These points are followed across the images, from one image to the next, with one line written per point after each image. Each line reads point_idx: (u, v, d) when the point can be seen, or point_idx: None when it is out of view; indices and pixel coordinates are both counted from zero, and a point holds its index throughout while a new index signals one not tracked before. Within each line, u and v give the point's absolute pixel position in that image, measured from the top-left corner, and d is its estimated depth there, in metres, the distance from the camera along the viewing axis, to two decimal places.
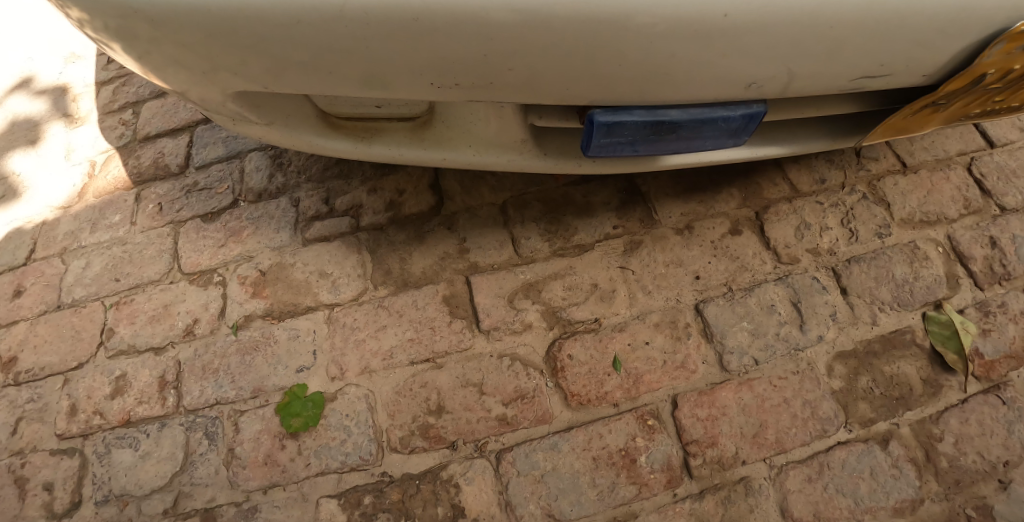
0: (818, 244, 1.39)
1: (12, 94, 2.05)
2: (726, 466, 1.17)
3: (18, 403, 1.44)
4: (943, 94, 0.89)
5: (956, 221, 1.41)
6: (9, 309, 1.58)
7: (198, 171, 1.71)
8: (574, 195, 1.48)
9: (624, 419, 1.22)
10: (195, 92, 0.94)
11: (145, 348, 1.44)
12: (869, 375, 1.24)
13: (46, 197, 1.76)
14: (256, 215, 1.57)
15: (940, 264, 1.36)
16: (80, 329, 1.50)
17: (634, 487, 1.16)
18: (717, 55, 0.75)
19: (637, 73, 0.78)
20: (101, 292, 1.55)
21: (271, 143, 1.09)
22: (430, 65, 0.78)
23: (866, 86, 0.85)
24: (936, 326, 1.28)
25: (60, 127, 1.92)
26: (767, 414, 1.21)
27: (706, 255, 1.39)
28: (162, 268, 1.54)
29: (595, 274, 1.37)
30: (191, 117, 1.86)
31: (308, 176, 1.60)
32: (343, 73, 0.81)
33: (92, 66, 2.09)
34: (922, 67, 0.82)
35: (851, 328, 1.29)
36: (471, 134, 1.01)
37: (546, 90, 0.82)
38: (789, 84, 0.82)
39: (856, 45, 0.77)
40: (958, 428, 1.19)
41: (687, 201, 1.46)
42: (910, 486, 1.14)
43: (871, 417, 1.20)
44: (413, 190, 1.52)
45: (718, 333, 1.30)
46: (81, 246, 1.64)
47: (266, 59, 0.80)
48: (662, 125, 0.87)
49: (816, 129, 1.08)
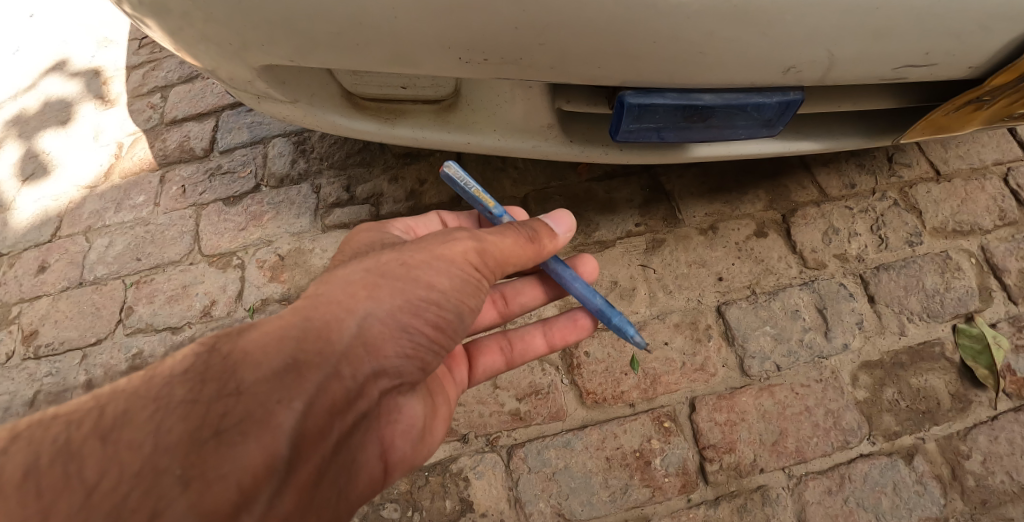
0: (846, 249, 1.36)
1: (47, 76, 2.09)
2: (744, 473, 1.14)
3: (37, 376, 1.45)
4: (987, 89, 0.86)
5: (990, 232, 1.36)
6: (33, 285, 1.60)
7: (222, 155, 1.72)
8: (597, 191, 1.47)
9: (639, 420, 1.20)
10: (224, 69, 0.94)
11: (162, 327, 1.44)
12: (895, 387, 1.20)
13: (73, 176, 1.79)
14: (278, 201, 1.57)
15: (972, 275, 1.31)
16: (100, 306, 1.52)
17: (647, 490, 1.13)
18: (757, 36, 0.73)
19: (672, 52, 0.76)
20: (123, 271, 1.56)
21: (295, 124, 1.09)
22: (458, 37, 0.77)
23: (907, 76, 0.82)
24: (966, 339, 1.23)
25: (90, 108, 1.96)
26: (788, 422, 1.18)
27: (729, 257, 1.36)
28: (183, 249, 1.55)
29: (616, 271, 1.36)
30: (218, 102, 1.87)
31: (330, 162, 1.61)
32: (370, 47, 0.80)
33: (123, 50, 2.12)
34: (969, 58, 0.80)
35: (878, 337, 1.25)
36: (497, 118, 1.00)
37: (577, 69, 0.80)
38: (829, 71, 0.80)
39: (902, 31, 0.74)
40: (987, 446, 1.14)
41: (712, 201, 1.43)
42: (935, 503, 1.10)
43: (896, 430, 1.16)
44: (434, 181, 1.51)
45: (740, 336, 1.27)
46: (105, 225, 1.66)
47: (294, 33, 0.80)
48: (694, 109, 0.85)
49: (851, 126, 1.06)
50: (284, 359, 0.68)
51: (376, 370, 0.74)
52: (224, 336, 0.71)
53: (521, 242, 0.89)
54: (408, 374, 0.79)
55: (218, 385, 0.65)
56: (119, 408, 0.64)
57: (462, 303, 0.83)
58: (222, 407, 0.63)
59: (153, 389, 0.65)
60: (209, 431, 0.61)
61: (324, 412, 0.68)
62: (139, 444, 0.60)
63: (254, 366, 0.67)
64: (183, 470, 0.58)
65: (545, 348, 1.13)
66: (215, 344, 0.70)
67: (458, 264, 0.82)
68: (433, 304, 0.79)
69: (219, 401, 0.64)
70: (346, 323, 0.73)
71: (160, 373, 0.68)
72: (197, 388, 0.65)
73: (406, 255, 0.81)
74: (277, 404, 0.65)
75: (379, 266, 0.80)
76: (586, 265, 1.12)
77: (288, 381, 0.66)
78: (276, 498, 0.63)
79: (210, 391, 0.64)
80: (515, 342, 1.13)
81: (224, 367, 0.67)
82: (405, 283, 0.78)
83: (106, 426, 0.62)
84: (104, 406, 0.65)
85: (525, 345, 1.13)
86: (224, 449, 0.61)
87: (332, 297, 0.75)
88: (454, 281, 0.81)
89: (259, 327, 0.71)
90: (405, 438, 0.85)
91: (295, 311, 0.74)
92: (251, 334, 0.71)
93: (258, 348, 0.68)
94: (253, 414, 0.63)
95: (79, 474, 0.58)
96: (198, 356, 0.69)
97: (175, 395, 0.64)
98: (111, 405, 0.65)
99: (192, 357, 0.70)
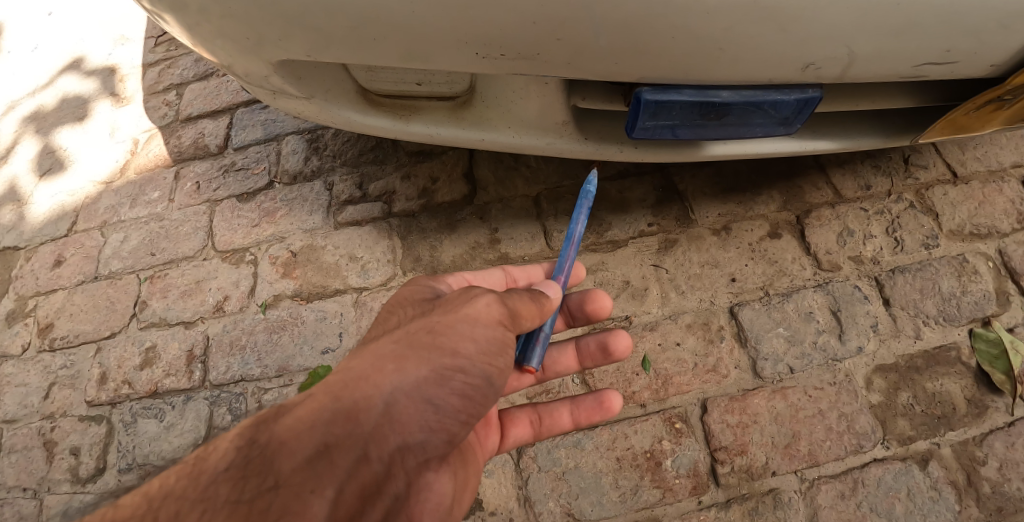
0: (862, 251, 1.34)
1: (64, 74, 2.12)
2: (755, 476, 1.13)
3: (52, 368, 1.47)
4: (1008, 88, 0.85)
5: (1008, 235, 1.34)
6: (49, 278, 1.62)
7: (236, 152, 1.73)
8: (609, 191, 1.46)
9: (650, 420, 1.20)
10: (241, 65, 0.95)
11: (175, 322, 1.45)
12: (910, 391, 1.19)
13: (89, 172, 1.81)
14: (291, 197, 1.58)
15: (989, 279, 1.29)
16: (115, 300, 1.53)
17: (658, 491, 1.13)
18: (776, 32, 0.73)
19: (690, 49, 0.76)
20: (137, 265, 1.58)
21: (310, 120, 1.10)
22: (476, 33, 0.77)
23: (927, 74, 0.81)
24: (983, 344, 1.21)
25: (107, 105, 1.98)
26: (801, 425, 1.17)
27: (742, 257, 1.35)
28: (197, 245, 1.57)
29: (628, 271, 1.35)
30: (232, 99, 1.88)
31: (343, 160, 1.61)
32: (388, 42, 0.80)
33: (139, 48, 2.14)
34: (991, 56, 0.79)
35: (893, 341, 1.24)
36: (512, 114, 1.00)
37: (594, 64, 0.80)
38: (848, 69, 0.79)
39: (923, 28, 0.74)
40: (1003, 453, 1.12)
41: (726, 202, 1.42)
42: (949, 510, 1.08)
43: (910, 435, 1.15)
44: (447, 179, 1.51)
45: (753, 338, 1.26)
46: (121, 221, 1.67)
47: (311, 29, 0.80)
48: (711, 106, 0.85)
49: (869, 125, 1.05)
50: (317, 445, 0.67)
51: (400, 446, 0.73)
52: (262, 423, 0.72)
53: (526, 299, 0.84)
54: (433, 448, 0.77)
55: (259, 479, 0.65)
56: (173, 509, 0.65)
57: (490, 366, 0.79)
58: (263, 503, 0.63)
59: (201, 488, 0.66)
60: None
61: (354, 496, 0.67)
62: None
63: (290, 454, 0.67)
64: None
65: (571, 425, 1.12)
66: (254, 434, 0.70)
67: (483, 322, 0.78)
68: (458, 372, 0.76)
69: (261, 497, 0.64)
70: (374, 400, 0.72)
71: (207, 470, 0.69)
72: (240, 485, 0.65)
73: (433, 321, 0.79)
74: (310, 494, 0.64)
75: (407, 337, 0.78)
76: (618, 341, 1.15)
77: (320, 469, 0.66)
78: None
79: (253, 487, 0.65)
80: (543, 418, 1.12)
81: (263, 459, 0.67)
82: (431, 352, 0.76)
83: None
84: (158, 508, 0.65)
85: (551, 421, 1.12)
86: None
87: (360, 374, 0.74)
88: (480, 343, 0.77)
89: (294, 411, 0.71)
90: (434, 517, 0.79)
91: (327, 390, 0.73)
92: (287, 419, 0.71)
93: (293, 435, 0.68)
94: (290, 507, 0.63)
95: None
96: (240, 449, 0.69)
97: (220, 493, 0.65)
98: (164, 507, 0.65)
99: (233, 449, 0.70)
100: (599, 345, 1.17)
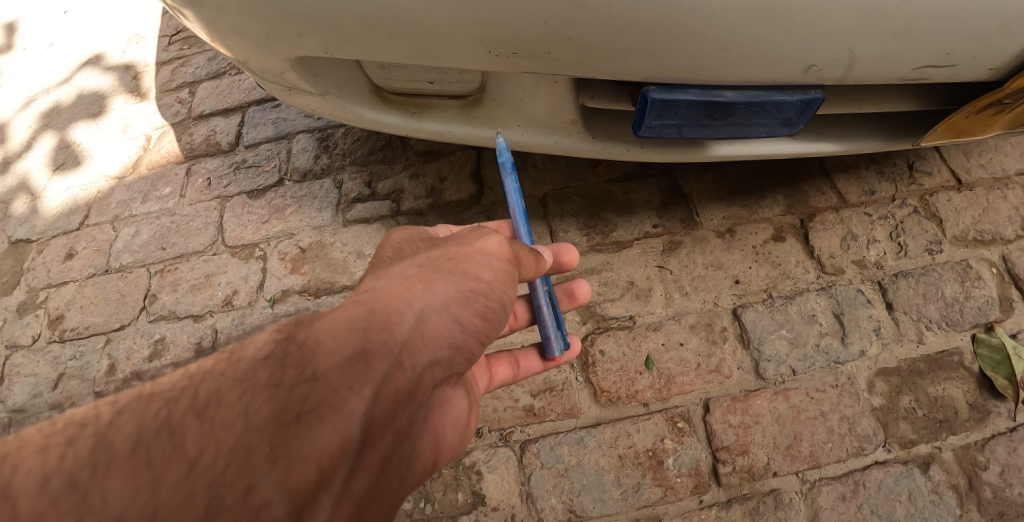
0: (865, 256, 1.35)
1: (79, 70, 2.15)
2: (756, 476, 1.14)
3: (61, 359, 1.49)
4: (1009, 91, 0.86)
5: (1012, 242, 1.35)
6: (60, 271, 1.65)
7: (247, 149, 1.75)
8: (615, 192, 1.48)
9: (652, 419, 1.21)
10: (256, 61, 0.97)
11: (184, 315, 1.47)
12: (912, 395, 1.19)
13: (102, 167, 1.84)
14: (300, 195, 1.60)
15: (993, 285, 1.30)
16: (125, 293, 1.55)
17: (659, 489, 1.14)
18: (778, 34, 0.75)
19: (694, 50, 0.78)
20: (147, 259, 1.60)
21: (323, 116, 1.12)
22: (487, 31, 0.79)
23: (927, 77, 0.83)
24: (985, 349, 1.22)
25: (121, 102, 2.01)
26: (803, 426, 1.18)
27: (746, 260, 1.36)
28: (207, 240, 1.59)
29: (632, 271, 1.37)
30: (244, 98, 1.91)
31: (352, 158, 1.63)
32: (401, 39, 0.82)
33: (153, 46, 2.17)
34: (990, 59, 0.80)
35: (895, 345, 1.25)
36: (522, 112, 1.02)
37: (602, 63, 0.82)
38: (849, 71, 0.81)
39: (922, 31, 0.75)
40: (1005, 458, 1.13)
41: (731, 205, 1.43)
42: (949, 513, 1.09)
43: (912, 439, 1.15)
44: (454, 179, 1.53)
45: (755, 340, 1.27)
46: (132, 215, 1.70)
47: (326, 25, 0.82)
48: (716, 106, 0.87)
49: (872, 128, 1.06)
50: (353, 348, 0.65)
51: (432, 360, 0.71)
52: (297, 326, 0.70)
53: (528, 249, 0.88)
54: (457, 365, 0.77)
55: (297, 371, 0.63)
56: (213, 387, 0.63)
57: (505, 293, 0.81)
58: (301, 393, 0.61)
59: (239, 372, 0.64)
60: (292, 415, 0.59)
61: (388, 401, 0.65)
62: (230, 423, 0.58)
63: (327, 354, 0.64)
64: (270, 448, 0.56)
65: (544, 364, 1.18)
66: (292, 332, 0.69)
67: (495, 255, 0.80)
68: (482, 294, 0.76)
69: (298, 387, 0.61)
70: (407, 315, 0.70)
71: (244, 358, 0.66)
72: (278, 373, 0.63)
73: (452, 251, 0.80)
74: (348, 391, 0.62)
75: (428, 262, 0.78)
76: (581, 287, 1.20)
77: (358, 370, 0.64)
78: (350, 480, 0.60)
79: (292, 377, 0.63)
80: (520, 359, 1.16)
81: (300, 353, 0.65)
82: (455, 274, 0.76)
83: (200, 403, 0.60)
84: (197, 384, 0.63)
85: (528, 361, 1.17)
86: (305, 431, 0.58)
87: (392, 292, 0.72)
88: (496, 272, 0.79)
89: (329, 317, 0.69)
90: (453, 427, 0.85)
91: (361, 303, 0.72)
92: (322, 322, 0.69)
93: (330, 336, 0.66)
94: (328, 400, 0.61)
95: (181, 447, 0.57)
96: (277, 343, 0.68)
97: (259, 378, 0.63)
98: (203, 384, 0.63)
99: (269, 342, 0.69)
100: (565, 292, 1.20)
